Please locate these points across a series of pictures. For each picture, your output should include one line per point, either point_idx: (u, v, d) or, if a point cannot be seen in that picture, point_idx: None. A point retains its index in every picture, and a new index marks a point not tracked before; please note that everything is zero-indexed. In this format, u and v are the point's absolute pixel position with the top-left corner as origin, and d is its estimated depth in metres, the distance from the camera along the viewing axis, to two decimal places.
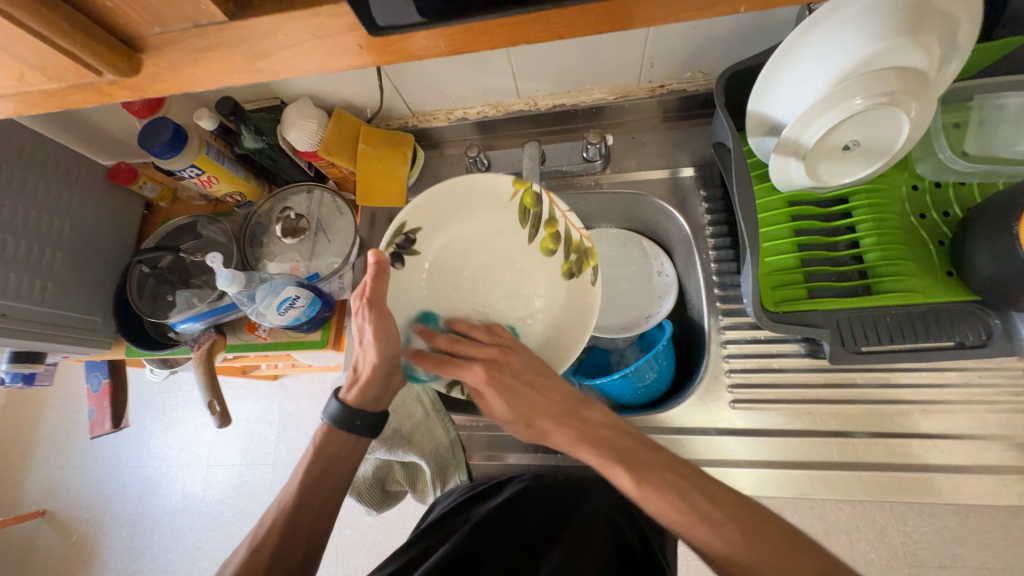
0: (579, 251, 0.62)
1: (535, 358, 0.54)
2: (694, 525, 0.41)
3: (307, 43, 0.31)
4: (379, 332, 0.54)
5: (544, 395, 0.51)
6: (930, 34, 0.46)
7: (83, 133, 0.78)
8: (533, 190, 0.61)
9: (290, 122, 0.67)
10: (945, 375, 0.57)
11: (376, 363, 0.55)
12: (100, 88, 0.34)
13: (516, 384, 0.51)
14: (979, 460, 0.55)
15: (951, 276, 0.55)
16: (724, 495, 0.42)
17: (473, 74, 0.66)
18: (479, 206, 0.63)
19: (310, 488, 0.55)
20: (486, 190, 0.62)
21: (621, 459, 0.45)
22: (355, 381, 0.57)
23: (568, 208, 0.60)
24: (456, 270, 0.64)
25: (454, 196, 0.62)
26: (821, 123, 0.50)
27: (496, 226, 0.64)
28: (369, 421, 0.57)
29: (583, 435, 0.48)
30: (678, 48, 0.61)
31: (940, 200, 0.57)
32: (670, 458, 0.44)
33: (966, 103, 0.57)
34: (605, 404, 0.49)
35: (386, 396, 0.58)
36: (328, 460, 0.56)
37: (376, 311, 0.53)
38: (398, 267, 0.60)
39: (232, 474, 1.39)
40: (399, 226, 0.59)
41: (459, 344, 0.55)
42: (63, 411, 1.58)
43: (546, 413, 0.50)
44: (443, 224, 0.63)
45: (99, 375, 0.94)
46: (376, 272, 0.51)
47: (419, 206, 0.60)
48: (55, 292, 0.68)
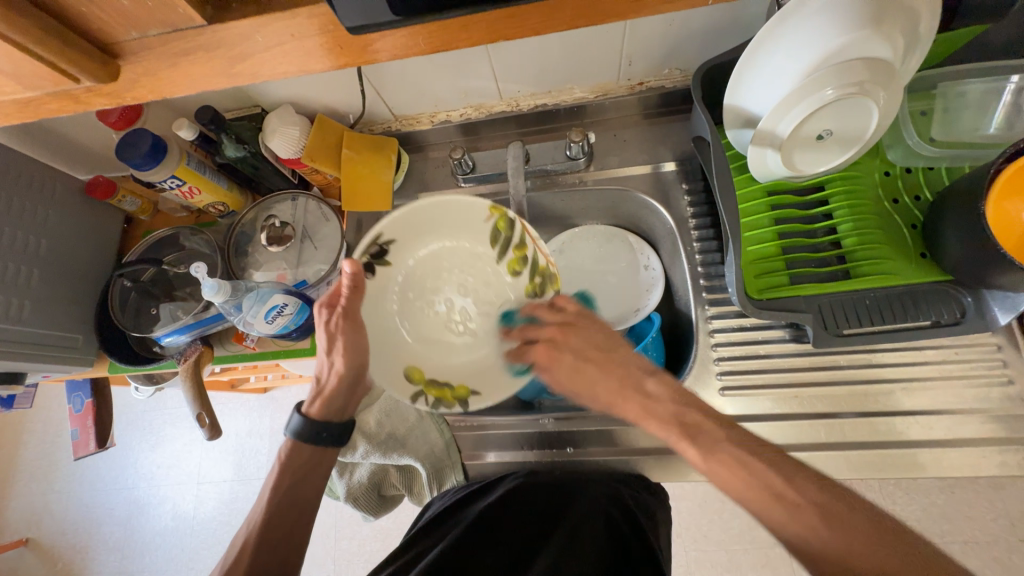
0: (544, 275, 0.57)
1: (594, 334, 0.54)
2: (767, 502, 0.40)
3: (287, 44, 0.31)
4: (349, 344, 0.55)
5: (603, 370, 0.52)
6: (893, 25, 0.48)
7: (57, 146, 0.76)
8: (507, 214, 0.57)
9: (272, 129, 0.67)
10: (924, 353, 0.59)
11: (342, 372, 0.56)
12: (75, 96, 0.33)
13: (580, 353, 0.53)
14: (959, 433, 0.57)
15: (925, 258, 0.57)
16: (793, 472, 0.41)
17: (454, 76, 0.67)
18: (454, 225, 0.60)
19: (281, 503, 0.56)
20: (461, 210, 0.58)
21: (686, 433, 0.46)
22: (319, 393, 0.58)
23: (539, 235, 0.57)
24: (425, 289, 0.61)
25: (428, 213, 0.58)
26: (795, 114, 0.51)
27: (472, 248, 0.61)
28: (334, 430, 0.58)
29: (647, 408, 0.49)
30: (655, 45, 0.63)
31: (911, 185, 0.60)
32: (697, 427, 0.46)
33: (932, 91, 0.59)
34: (653, 377, 0.50)
35: (351, 403, 0.59)
36: (295, 476, 0.57)
37: (351, 322, 0.54)
38: (367, 276, 0.57)
39: (224, 490, 1.37)
40: (372, 237, 0.56)
41: (528, 331, 0.56)
42: (45, 435, 1.53)
43: (609, 385, 0.51)
44: (417, 241, 0.60)
45: (82, 395, 0.92)
46: (352, 285, 0.53)
47: (393, 220, 0.57)
48: (34, 310, 0.66)
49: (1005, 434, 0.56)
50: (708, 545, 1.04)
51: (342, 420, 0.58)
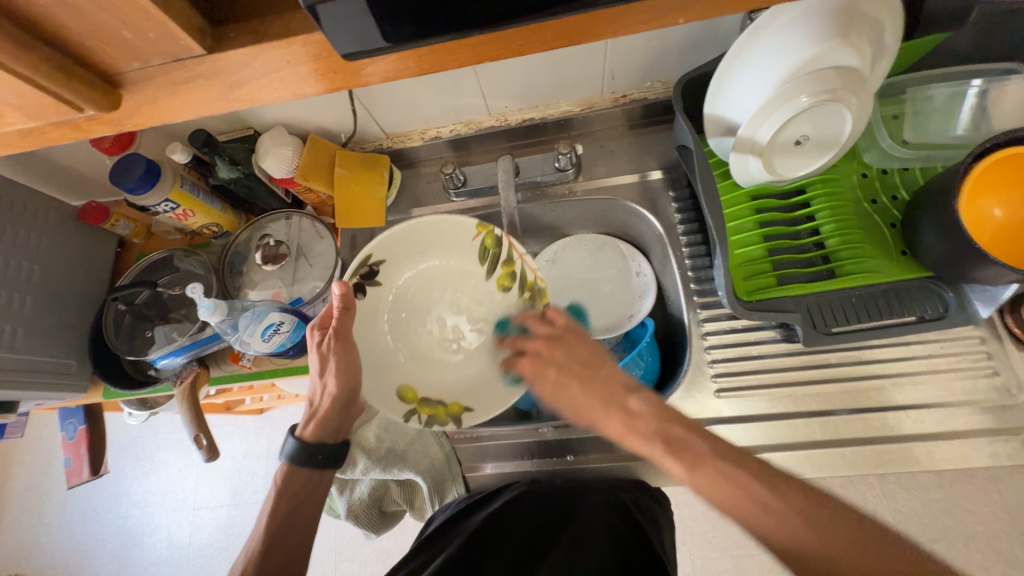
0: (534, 291, 0.61)
1: (579, 349, 0.56)
2: (745, 505, 0.41)
3: (282, 70, 0.31)
4: (342, 364, 0.55)
5: (586, 387, 0.54)
6: (860, 35, 0.50)
7: (50, 173, 0.77)
8: (494, 232, 0.62)
9: (265, 150, 0.68)
10: (911, 348, 0.60)
11: (334, 393, 0.56)
12: (77, 125, 0.33)
13: (568, 371, 0.55)
14: (950, 426, 0.58)
15: (906, 255, 0.59)
16: (775, 476, 0.42)
17: (443, 94, 0.69)
18: (445, 246, 0.65)
19: (280, 526, 0.55)
20: (451, 231, 0.64)
21: (670, 448, 0.48)
22: (311, 417, 0.57)
23: (524, 249, 0.61)
24: (416, 307, 0.66)
25: (418, 235, 0.64)
26: (771, 121, 0.54)
27: (458, 265, 0.66)
28: (328, 451, 0.58)
29: (627, 425, 0.51)
30: (636, 60, 0.65)
31: (889, 184, 0.62)
32: (681, 439, 0.48)
33: (901, 96, 0.61)
34: (635, 395, 0.52)
35: (343, 425, 0.59)
36: (294, 498, 0.56)
37: (343, 343, 0.55)
38: (359, 297, 0.61)
39: (221, 516, 1.34)
40: (362, 259, 0.61)
41: (522, 343, 0.59)
42: (34, 466, 1.50)
43: (591, 399, 0.54)
44: (406, 261, 0.65)
45: (75, 422, 0.91)
46: (344, 307, 0.54)
47: (384, 243, 0.62)
48: (26, 337, 0.66)
49: (995, 425, 0.57)
50: (712, 550, 1.04)
51: (337, 440, 0.58)
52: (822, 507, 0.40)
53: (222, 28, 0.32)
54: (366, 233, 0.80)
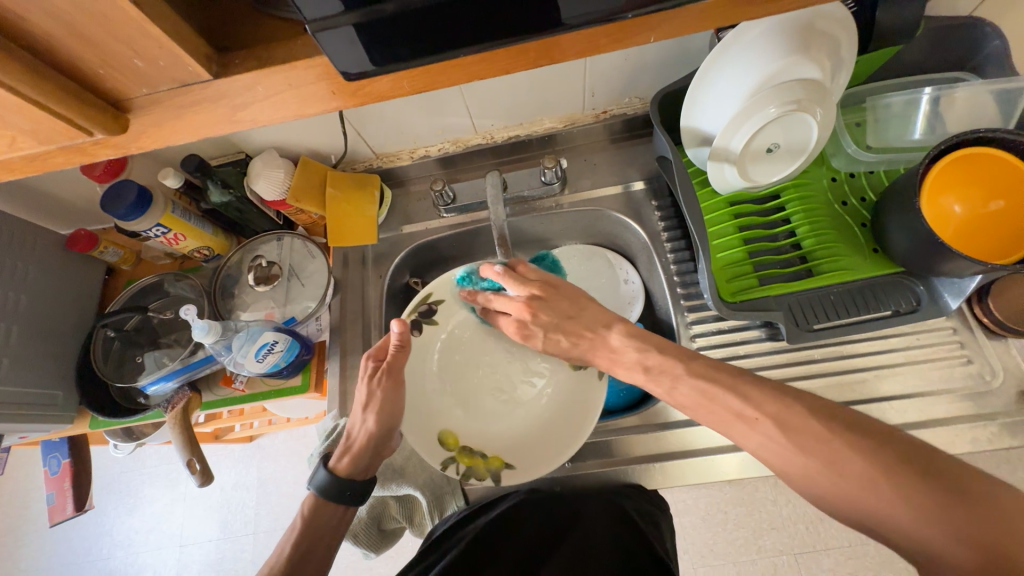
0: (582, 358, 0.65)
1: (562, 303, 0.62)
2: (732, 422, 0.45)
3: (283, 93, 0.33)
4: (388, 401, 0.59)
5: (572, 331, 0.61)
6: (819, 50, 0.54)
7: (38, 203, 0.77)
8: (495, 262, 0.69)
9: (257, 173, 0.69)
10: (889, 341, 0.63)
11: (373, 429, 0.58)
12: (84, 150, 0.34)
13: (552, 319, 0.62)
14: (932, 415, 0.60)
15: (878, 253, 0.62)
16: (760, 395, 0.45)
17: (431, 114, 0.71)
18: (479, 292, 0.70)
19: (301, 559, 0.53)
20: (491, 277, 0.69)
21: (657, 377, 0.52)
22: (346, 449, 0.59)
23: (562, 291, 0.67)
24: (470, 355, 0.69)
25: (464, 280, 0.69)
26: (744, 130, 0.57)
27: (515, 317, 0.70)
28: (358, 490, 0.57)
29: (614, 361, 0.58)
30: (614, 78, 0.69)
31: (857, 187, 0.66)
32: (672, 368, 0.51)
33: (861, 104, 0.66)
34: (616, 332, 0.58)
35: (372, 465, 0.60)
36: (319, 533, 0.55)
37: (392, 380, 0.60)
38: (415, 333, 0.68)
39: (210, 550, 1.29)
40: (422, 296, 0.68)
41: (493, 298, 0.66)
42: (10, 509, 1.43)
43: (574, 328, 0.61)
44: (463, 307, 0.71)
45: (59, 456, 0.88)
46: (398, 344, 0.60)
47: (442, 283, 0.70)
48: (12, 368, 0.65)
49: (974, 412, 0.59)
50: (714, 558, 1.03)
51: (363, 479, 0.58)
52: (811, 418, 0.42)
53: (226, 54, 0.33)
54: (359, 251, 0.81)
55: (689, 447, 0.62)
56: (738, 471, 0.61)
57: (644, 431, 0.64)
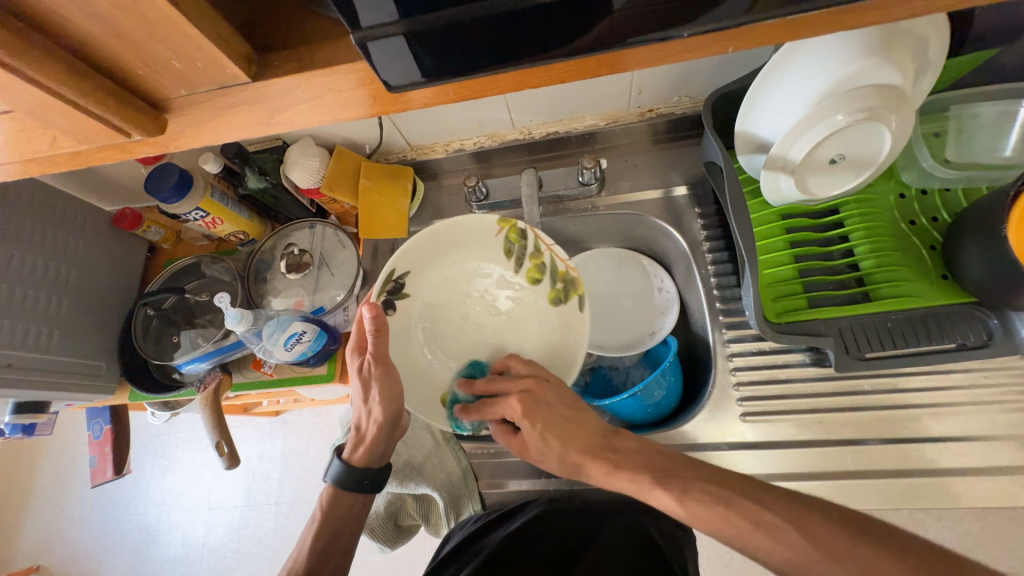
0: (565, 280, 0.61)
1: (568, 393, 0.55)
2: (749, 532, 0.39)
3: (323, 97, 0.32)
4: (386, 391, 0.54)
5: (575, 434, 0.52)
6: (903, 53, 0.48)
7: (88, 181, 0.79)
8: (518, 227, 0.61)
9: (293, 162, 0.69)
10: (950, 377, 0.58)
11: (381, 419, 0.55)
12: (124, 146, 0.34)
13: (543, 418, 0.53)
14: (994, 461, 0.55)
15: (947, 280, 0.56)
16: (771, 496, 0.40)
17: (469, 108, 0.69)
18: (461, 244, 0.63)
19: (324, 544, 0.56)
20: (470, 229, 0.62)
21: (658, 478, 0.45)
22: (359, 442, 0.58)
23: (551, 240, 0.60)
24: (448, 310, 0.64)
25: (433, 240, 0.61)
26: (807, 139, 0.52)
27: (484, 261, 0.64)
28: (375, 476, 0.58)
29: (617, 466, 0.48)
30: (665, 76, 0.64)
31: (928, 206, 0.60)
32: (668, 469, 0.45)
33: (944, 113, 0.59)
34: (619, 436, 0.51)
35: (390, 448, 0.59)
36: (340, 520, 0.57)
37: (386, 367, 0.54)
38: (388, 314, 0.59)
39: (234, 516, 1.35)
40: (388, 274, 0.59)
41: (498, 382, 0.57)
42: (60, 459, 1.55)
43: (597, 470, 0.50)
44: (433, 267, 0.63)
45: (101, 421, 0.93)
46: (375, 328, 0.52)
47: (407, 253, 0.60)
48: (61, 341, 0.68)
49: None
50: (729, 574, 1.01)
51: (382, 465, 0.58)
52: (836, 526, 0.37)
53: (267, 53, 0.32)
54: (389, 243, 0.80)
55: None
56: None
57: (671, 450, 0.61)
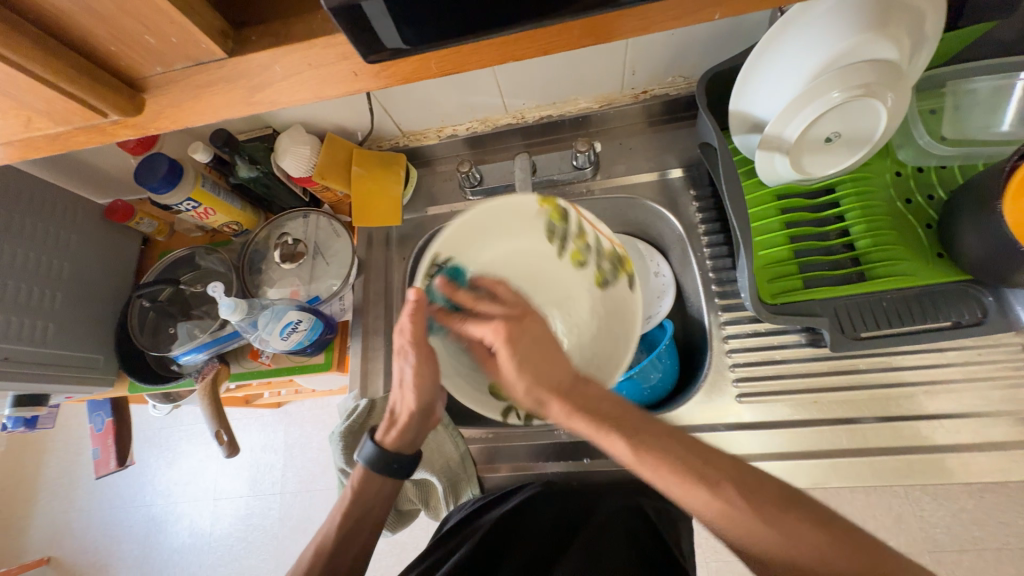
0: (614, 260, 0.60)
1: (543, 319, 0.47)
2: (695, 490, 0.37)
3: (304, 73, 0.31)
4: (421, 378, 0.53)
5: (564, 393, 0.44)
6: (899, 26, 0.47)
7: (78, 173, 0.79)
8: (559, 205, 0.58)
9: (284, 149, 0.69)
10: (945, 355, 0.58)
11: (414, 406, 0.55)
12: (104, 128, 0.34)
13: (528, 351, 0.46)
14: (988, 437, 0.56)
15: (941, 258, 0.56)
16: (723, 456, 0.39)
17: (461, 92, 0.68)
18: (507, 226, 0.61)
19: (351, 529, 0.56)
20: (511, 213, 0.59)
21: (615, 426, 0.41)
22: (392, 424, 0.58)
23: (595, 217, 0.59)
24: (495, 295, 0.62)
25: (478, 222, 0.58)
26: (802, 116, 0.51)
27: (528, 243, 0.62)
28: (404, 462, 0.58)
29: (575, 405, 0.44)
30: (657, 56, 0.63)
31: (925, 183, 0.59)
32: (625, 418, 0.42)
33: (939, 90, 0.59)
34: (586, 380, 0.45)
35: (421, 437, 0.59)
36: (366, 502, 0.57)
37: (421, 352, 0.52)
38: (432, 301, 0.57)
39: (240, 506, 1.37)
40: (430, 260, 0.56)
41: (480, 301, 0.50)
42: (66, 454, 1.56)
43: (558, 378, 0.45)
44: (475, 250, 0.60)
45: (103, 415, 0.93)
46: (415, 310, 0.50)
47: (453, 237, 0.57)
48: (57, 333, 0.68)
49: None
50: (728, 554, 1.02)
51: (411, 451, 0.58)
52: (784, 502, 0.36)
53: (244, 31, 0.32)
54: (383, 231, 0.80)
55: None
56: None
57: None
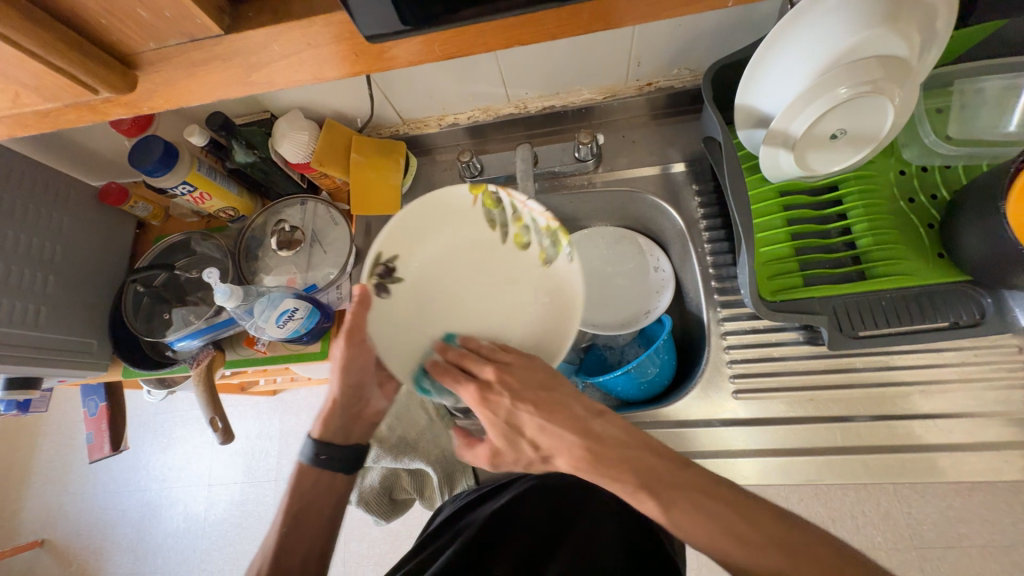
0: (552, 235, 0.59)
1: (536, 373, 0.51)
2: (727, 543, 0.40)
3: (303, 53, 0.31)
4: (351, 361, 0.55)
5: (546, 415, 0.48)
6: (910, 21, 0.47)
7: (71, 154, 0.77)
8: (491, 191, 0.58)
9: (282, 134, 0.67)
10: (942, 355, 0.58)
11: (341, 393, 0.56)
12: (95, 107, 0.34)
13: (512, 408, 0.49)
14: (980, 437, 0.56)
15: (942, 257, 0.56)
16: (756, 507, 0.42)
17: (463, 79, 0.67)
18: (444, 219, 0.59)
19: (291, 527, 0.55)
20: (445, 205, 0.58)
21: (644, 484, 0.44)
22: (319, 416, 0.58)
23: (525, 196, 0.58)
24: (443, 289, 0.60)
25: (415, 216, 0.57)
26: (807, 113, 0.51)
27: (468, 236, 0.60)
28: (331, 455, 0.57)
29: (591, 455, 0.46)
30: (663, 47, 0.62)
31: (928, 183, 0.59)
32: (655, 472, 0.45)
33: (947, 88, 0.58)
34: (601, 419, 0.48)
35: (355, 429, 0.58)
36: (304, 498, 0.56)
37: (355, 341, 0.55)
38: (383, 298, 0.56)
39: (234, 492, 1.37)
40: (374, 258, 0.55)
41: (467, 359, 0.53)
42: (60, 438, 1.56)
43: (550, 429, 0.48)
44: (420, 247, 0.59)
45: (96, 399, 0.93)
46: (358, 305, 0.53)
47: (390, 235, 0.55)
48: (49, 317, 0.67)
49: None
50: None
51: (341, 443, 0.56)
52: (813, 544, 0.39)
53: (242, 7, 0.31)
54: (381, 220, 0.79)
55: (708, 448, 0.60)
56: (758, 476, 0.58)
57: (664, 427, 0.62)
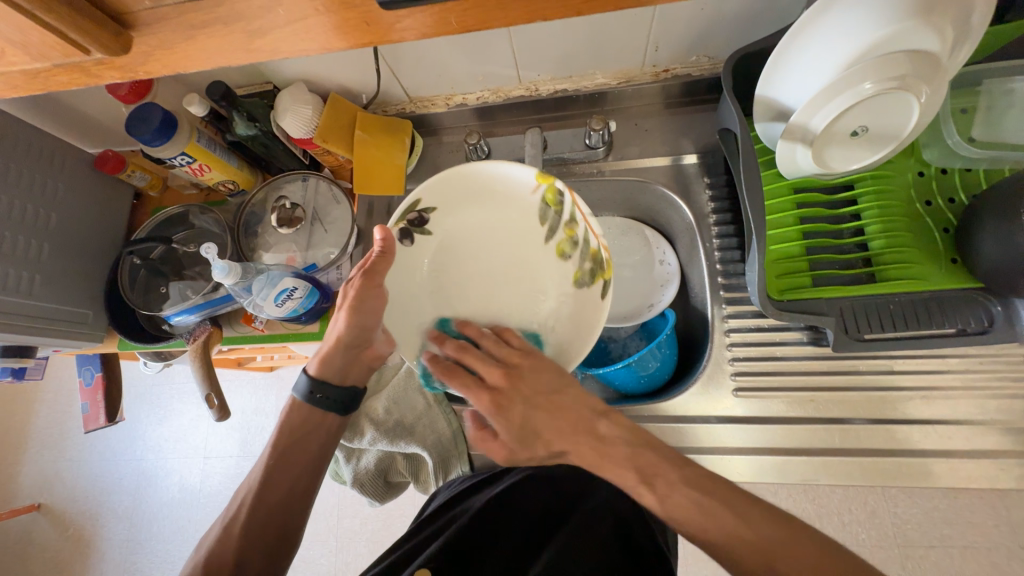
0: (594, 261, 0.58)
1: (544, 376, 0.49)
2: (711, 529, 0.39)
3: (311, 18, 0.30)
4: (364, 309, 0.52)
5: (555, 417, 0.46)
6: (942, 15, 0.45)
7: (66, 119, 0.75)
8: (557, 187, 0.57)
9: (284, 107, 0.65)
10: (945, 362, 0.58)
11: (348, 334, 0.52)
12: (87, 67, 0.33)
13: (520, 413, 0.47)
14: (978, 445, 0.56)
15: (956, 263, 0.55)
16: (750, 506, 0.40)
17: (474, 59, 0.65)
18: (496, 197, 0.61)
19: (278, 465, 0.53)
20: (505, 182, 0.59)
21: (643, 476, 0.43)
22: (318, 354, 0.55)
23: (589, 211, 0.56)
24: (471, 259, 0.62)
25: (470, 181, 0.59)
26: (831, 107, 0.49)
27: (515, 222, 0.61)
28: (329, 394, 0.54)
29: (599, 453, 0.44)
30: (683, 32, 0.60)
31: (946, 187, 0.57)
32: (654, 466, 0.43)
33: (976, 87, 0.56)
34: (605, 419, 0.46)
35: (353, 371, 0.56)
36: (292, 435, 0.54)
37: (372, 283, 0.51)
38: (405, 243, 0.59)
39: (230, 465, 1.38)
40: (411, 203, 0.58)
41: (466, 353, 0.51)
42: (56, 405, 1.56)
43: (560, 432, 0.46)
44: (462, 211, 0.61)
45: (93, 369, 0.92)
46: (382, 251, 0.50)
47: (436, 188, 0.59)
48: (43, 285, 0.66)
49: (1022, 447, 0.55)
50: None
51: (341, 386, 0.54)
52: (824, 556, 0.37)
53: None
54: (384, 201, 0.77)
55: (704, 444, 0.60)
56: (753, 474, 0.58)
57: (662, 421, 0.62)
